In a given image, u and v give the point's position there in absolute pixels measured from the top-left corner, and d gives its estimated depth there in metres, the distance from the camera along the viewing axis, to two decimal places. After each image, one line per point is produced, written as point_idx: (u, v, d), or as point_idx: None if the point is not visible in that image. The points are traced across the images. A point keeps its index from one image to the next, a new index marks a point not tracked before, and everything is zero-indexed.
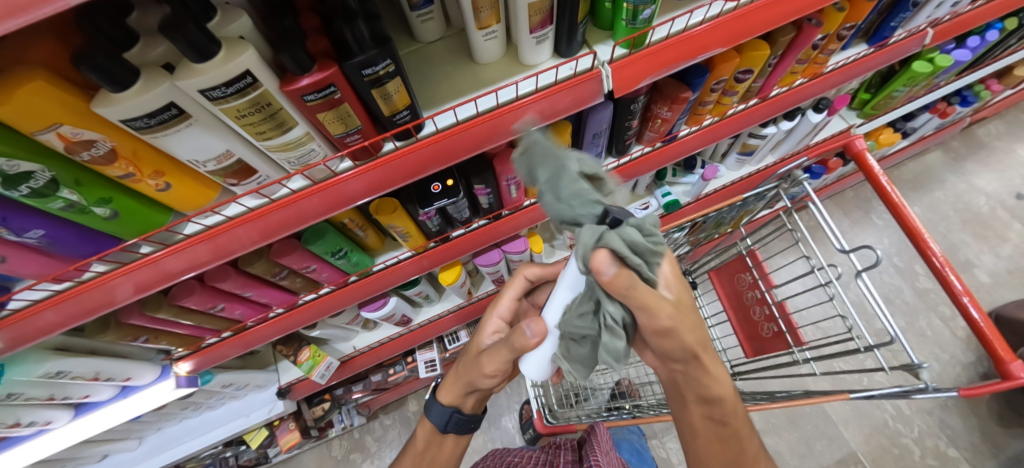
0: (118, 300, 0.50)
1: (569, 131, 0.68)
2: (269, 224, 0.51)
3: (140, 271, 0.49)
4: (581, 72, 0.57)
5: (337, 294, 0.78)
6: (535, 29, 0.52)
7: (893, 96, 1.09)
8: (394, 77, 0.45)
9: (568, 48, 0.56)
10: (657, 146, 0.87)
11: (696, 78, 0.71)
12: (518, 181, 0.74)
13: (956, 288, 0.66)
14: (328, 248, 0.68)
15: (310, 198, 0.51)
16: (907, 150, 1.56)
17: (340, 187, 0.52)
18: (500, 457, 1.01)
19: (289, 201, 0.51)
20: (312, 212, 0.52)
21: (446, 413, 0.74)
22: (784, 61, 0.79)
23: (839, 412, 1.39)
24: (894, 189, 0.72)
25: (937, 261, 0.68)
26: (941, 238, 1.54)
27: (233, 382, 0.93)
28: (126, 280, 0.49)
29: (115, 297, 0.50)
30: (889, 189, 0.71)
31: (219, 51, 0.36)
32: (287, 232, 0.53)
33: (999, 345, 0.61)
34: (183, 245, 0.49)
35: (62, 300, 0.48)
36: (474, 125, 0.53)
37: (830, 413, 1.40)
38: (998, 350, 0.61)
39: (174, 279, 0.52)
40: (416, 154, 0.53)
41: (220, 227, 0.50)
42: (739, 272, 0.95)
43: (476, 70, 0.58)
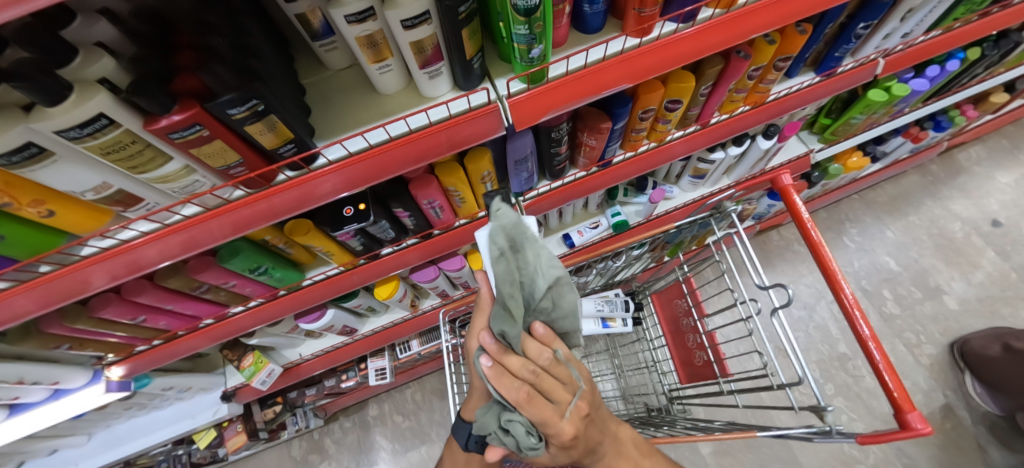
0: (93, 286, 0.54)
1: (484, 159, 0.70)
2: (241, 217, 0.54)
3: (111, 261, 0.52)
4: (478, 107, 0.57)
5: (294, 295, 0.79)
6: (425, 65, 0.52)
7: (852, 123, 1.07)
8: (266, 114, 0.46)
9: (466, 81, 0.56)
10: (594, 171, 0.87)
11: (618, 108, 0.71)
12: (440, 205, 0.75)
13: (863, 333, 0.64)
14: (246, 265, 0.69)
15: (271, 196, 0.53)
16: (882, 173, 1.54)
17: (299, 187, 0.54)
18: None
19: (260, 197, 0.53)
20: (271, 209, 0.55)
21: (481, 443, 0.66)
22: (718, 90, 0.79)
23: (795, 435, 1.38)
24: (815, 226, 0.71)
25: (848, 301, 0.67)
26: (910, 263, 1.53)
27: (174, 385, 0.96)
28: (99, 269, 0.53)
29: (90, 283, 0.53)
30: (809, 226, 0.70)
31: (71, 95, 0.37)
32: (259, 226, 0.55)
33: (900, 392, 0.60)
34: (158, 235, 0.52)
35: (34, 287, 0.51)
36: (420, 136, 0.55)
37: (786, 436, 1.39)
38: (899, 396, 0.59)
39: (145, 268, 0.55)
40: (390, 153, 0.54)
41: (194, 219, 0.53)
42: (677, 297, 0.95)
43: (377, 100, 0.59)
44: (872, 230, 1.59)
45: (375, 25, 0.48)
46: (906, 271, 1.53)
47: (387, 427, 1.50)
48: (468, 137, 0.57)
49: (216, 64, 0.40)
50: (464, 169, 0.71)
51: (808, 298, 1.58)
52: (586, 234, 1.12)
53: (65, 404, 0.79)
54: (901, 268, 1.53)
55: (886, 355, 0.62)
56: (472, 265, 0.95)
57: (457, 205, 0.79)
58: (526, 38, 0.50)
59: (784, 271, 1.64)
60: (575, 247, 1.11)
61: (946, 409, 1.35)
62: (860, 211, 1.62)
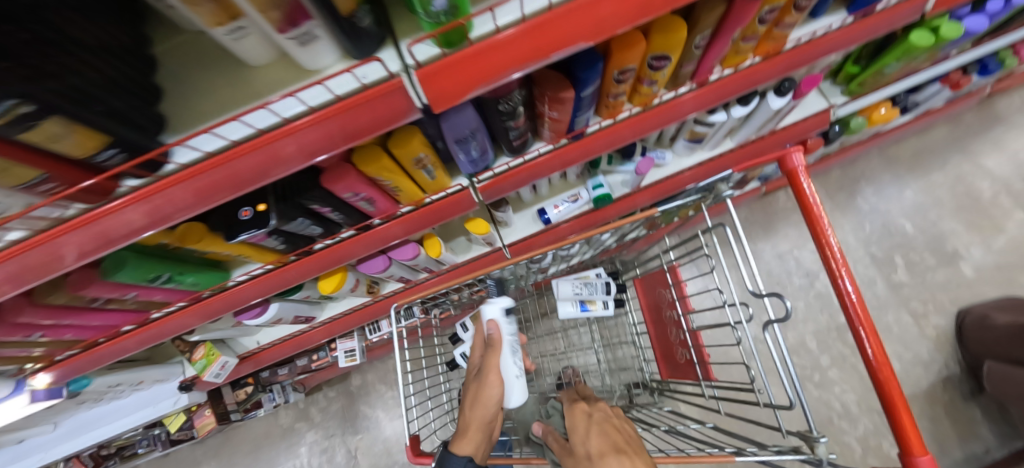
0: (63, 265, 0.44)
1: (410, 144, 0.56)
2: (211, 182, 0.42)
3: (76, 233, 0.42)
4: (375, 84, 0.42)
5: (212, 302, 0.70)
6: (285, 29, 0.36)
7: (884, 72, 0.88)
8: (47, 117, 0.32)
9: (356, 48, 0.40)
10: (563, 144, 0.73)
11: (583, 72, 0.55)
12: (369, 196, 0.62)
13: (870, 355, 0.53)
14: (142, 275, 0.59)
15: (121, 209, 0.42)
16: (911, 125, 1.34)
17: (159, 194, 0.42)
18: None
19: (231, 155, 0.41)
20: (126, 229, 0.43)
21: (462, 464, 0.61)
22: (718, 41, 0.61)
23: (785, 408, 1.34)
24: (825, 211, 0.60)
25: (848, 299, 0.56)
26: (928, 226, 1.39)
27: (123, 382, 0.91)
28: (67, 244, 0.43)
29: (59, 262, 0.44)
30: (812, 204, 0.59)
31: None
32: (234, 195, 0.44)
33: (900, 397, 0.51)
34: (120, 204, 0.41)
35: None
36: (305, 126, 0.41)
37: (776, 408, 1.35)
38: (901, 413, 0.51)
39: (117, 244, 0.44)
40: (422, 81, 0.41)
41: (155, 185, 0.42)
42: (660, 286, 0.85)
43: (246, 75, 0.43)
44: (889, 190, 1.43)
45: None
46: (921, 236, 1.39)
47: (371, 396, 1.50)
48: (375, 124, 0.43)
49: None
50: (390, 155, 0.57)
51: (812, 265, 1.48)
52: (563, 209, 0.98)
53: None
54: (917, 232, 1.39)
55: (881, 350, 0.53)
56: (431, 251, 0.85)
57: (394, 194, 0.66)
58: None
59: (788, 235, 1.51)
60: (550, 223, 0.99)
61: (943, 381, 1.29)
62: (878, 168, 1.44)
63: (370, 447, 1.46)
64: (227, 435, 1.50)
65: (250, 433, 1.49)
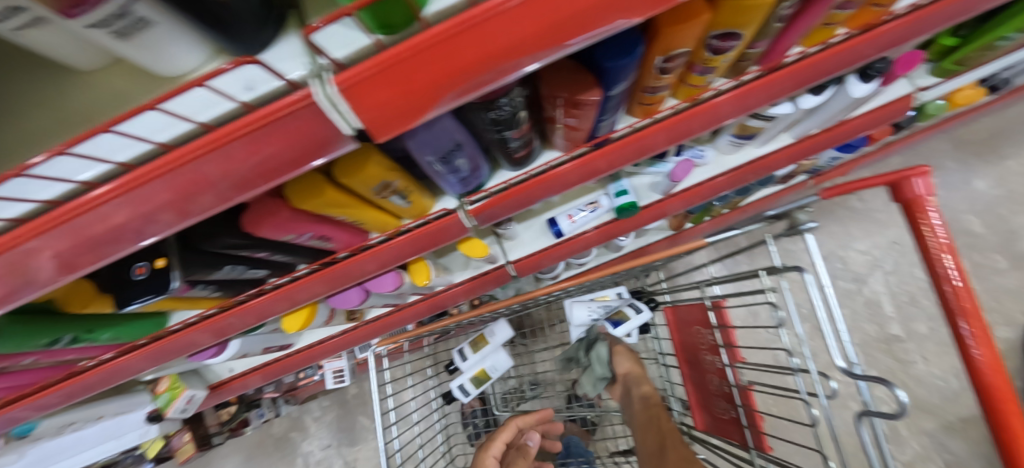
0: None
1: (365, 170, 0.39)
2: (77, 241, 0.27)
3: None
4: (275, 98, 0.25)
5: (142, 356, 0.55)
6: (74, 13, 0.20)
7: (996, 47, 0.66)
8: None
9: (227, 38, 0.23)
10: (583, 152, 0.55)
11: (610, 61, 0.37)
12: (321, 233, 0.46)
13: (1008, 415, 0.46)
14: (31, 343, 0.45)
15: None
16: (995, 104, 1.10)
17: (8, 257, 0.27)
18: None
19: (96, 201, 0.26)
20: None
21: None
22: (811, 10, 0.42)
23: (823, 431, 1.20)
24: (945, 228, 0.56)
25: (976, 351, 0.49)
26: (1001, 223, 1.18)
27: (79, 420, 0.81)
28: None
29: None
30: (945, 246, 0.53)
31: None
32: (126, 251, 0.29)
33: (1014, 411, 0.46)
34: None
35: None
36: (159, 174, 0.25)
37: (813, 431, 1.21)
38: (1014, 420, 0.45)
39: None
40: (391, 71, 0.24)
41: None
42: (698, 323, 0.68)
43: (72, 86, 0.27)
44: (955, 180, 1.21)
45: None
46: (993, 234, 1.18)
47: (368, 407, 1.40)
48: (288, 161, 0.27)
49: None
50: (338, 185, 0.41)
51: (861, 268, 1.28)
52: (578, 219, 0.81)
53: None
54: (986, 230, 1.19)
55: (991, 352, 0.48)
56: (416, 279, 0.70)
57: (358, 224, 0.50)
58: None
59: (833, 233, 1.31)
60: (563, 236, 0.82)
61: None
62: (943, 153, 1.22)
63: (369, 459, 1.37)
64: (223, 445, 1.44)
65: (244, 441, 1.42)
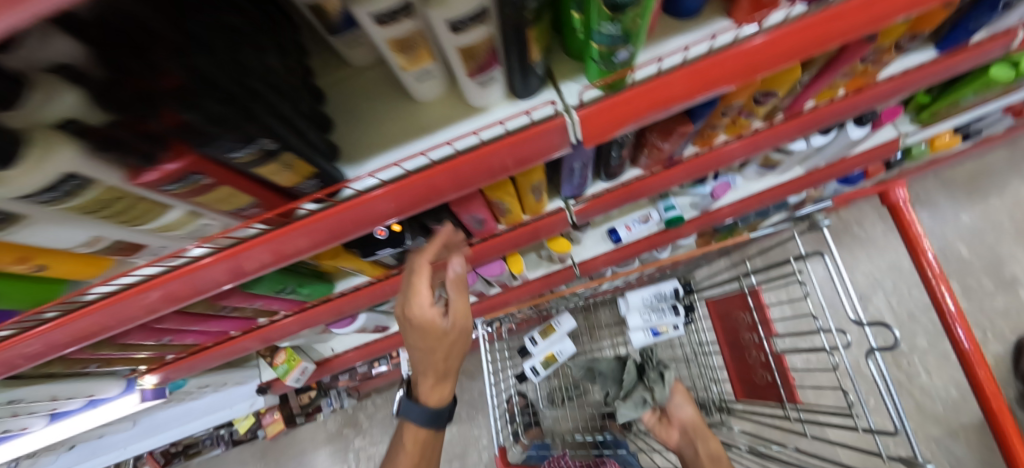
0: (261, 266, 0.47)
1: (535, 171, 0.58)
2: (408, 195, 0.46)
3: (281, 240, 0.45)
4: (540, 121, 0.45)
5: (323, 311, 0.73)
6: (476, 73, 0.41)
7: (959, 104, 0.91)
8: (283, 151, 0.36)
9: (524, 87, 0.44)
10: (656, 171, 0.75)
11: (701, 108, 0.56)
12: (482, 218, 0.65)
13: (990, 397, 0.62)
14: (272, 287, 0.62)
15: (292, 233, 0.45)
16: (969, 151, 1.34)
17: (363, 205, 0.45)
18: None
19: (433, 172, 0.45)
20: (290, 250, 0.47)
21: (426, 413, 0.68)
22: (820, 80, 0.64)
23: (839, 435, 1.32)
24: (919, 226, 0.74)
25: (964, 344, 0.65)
26: (985, 250, 1.39)
27: (210, 383, 0.95)
28: (265, 249, 0.45)
29: (252, 265, 0.47)
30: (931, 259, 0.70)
31: (27, 154, 0.28)
32: (426, 206, 0.48)
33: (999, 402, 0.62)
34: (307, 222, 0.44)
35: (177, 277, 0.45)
36: (474, 158, 0.45)
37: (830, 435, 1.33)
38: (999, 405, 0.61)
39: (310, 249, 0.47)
40: (608, 110, 0.45)
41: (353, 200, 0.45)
42: (738, 309, 0.86)
43: (413, 110, 0.47)
44: (945, 213, 1.42)
45: (412, 25, 0.35)
46: (980, 260, 1.39)
47: None
48: (533, 156, 0.47)
49: (196, 107, 0.29)
50: (511, 181, 0.61)
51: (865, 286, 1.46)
52: (633, 229, 1.00)
53: (103, 412, 0.78)
54: (973, 257, 1.39)
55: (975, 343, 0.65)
56: (513, 268, 0.88)
57: (501, 215, 0.69)
58: (613, 40, 0.37)
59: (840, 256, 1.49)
60: (620, 242, 1.01)
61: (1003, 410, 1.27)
62: (934, 190, 1.44)
63: None
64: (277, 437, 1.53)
65: (299, 436, 1.52)
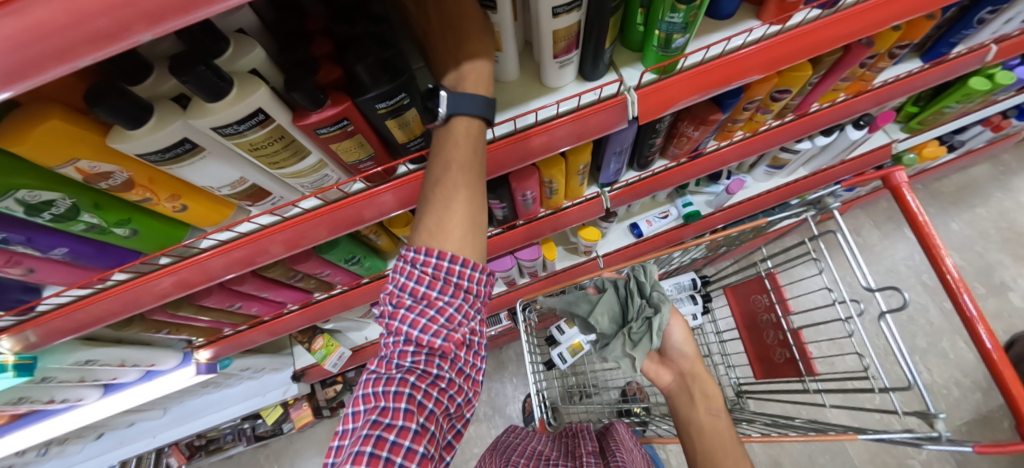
0: (307, 241, 0.53)
1: (586, 151, 0.66)
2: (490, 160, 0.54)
3: (333, 214, 0.51)
4: (606, 99, 0.54)
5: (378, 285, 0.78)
6: (560, 54, 0.49)
7: (944, 112, 1.02)
8: (411, 107, 0.43)
9: (593, 69, 0.52)
10: (681, 162, 0.84)
11: (730, 98, 0.65)
12: (533, 196, 0.72)
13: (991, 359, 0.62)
14: (343, 255, 0.68)
15: (388, 192, 0.51)
16: (953, 163, 1.47)
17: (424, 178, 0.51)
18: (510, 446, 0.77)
19: (514, 139, 0.53)
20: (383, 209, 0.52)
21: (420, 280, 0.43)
22: (827, 80, 0.74)
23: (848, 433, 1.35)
24: (925, 216, 0.69)
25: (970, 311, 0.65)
26: (975, 257, 1.47)
27: (250, 366, 0.97)
28: (319, 223, 0.51)
29: (303, 239, 0.52)
30: (926, 224, 0.68)
31: (231, 89, 0.35)
32: (502, 171, 0.56)
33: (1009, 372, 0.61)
34: (357, 198, 0.51)
35: (233, 247, 0.51)
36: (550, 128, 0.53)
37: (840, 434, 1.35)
38: (1005, 368, 0.60)
39: (359, 224, 0.54)
40: (662, 91, 0.53)
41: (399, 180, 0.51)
42: (756, 292, 0.93)
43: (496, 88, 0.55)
44: (936, 222, 1.52)
45: (496, 18, 0.44)
46: (969, 265, 1.46)
47: None
48: (597, 129, 0.55)
49: (360, 63, 0.37)
50: (564, 161, 0.68)
51: None
52: (654, 224, 1.08)
53: (156, 384, 0.81)
54: (965, 262, 1.47)
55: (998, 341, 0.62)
56: (547, 254, 0.94)
57: (547, 196, 0.76)
58: (674, 27, 0.46)
59: None
60: (642, 236, 1.09)
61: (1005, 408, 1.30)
62: (924, 201, 1.55)
63: None
64: (292, 439, 1.52)
65: (314, 439, 1.51)
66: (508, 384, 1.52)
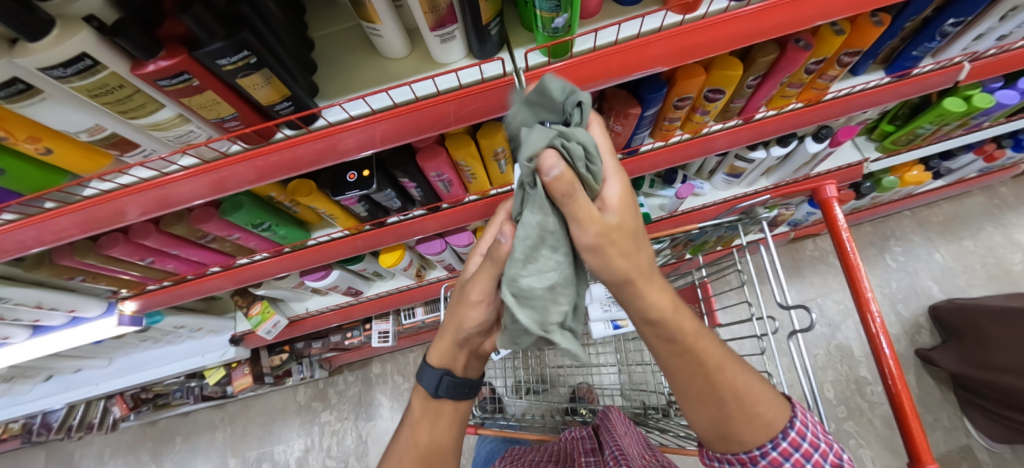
0: (227, 187, 0.53)
1: (496, 136, 0.65)
2: (393, 127, 0.52)
3: (243, 164, 0.51)
4: (491, 79, 0.52)
5: (301, 253, 0.79)
6: (436, 28, 0.48)
7: (918, 133, 0.97)
8: (260, 68, 0.43)
9: (480, 49, 0.51)
10: (617, 159, 0.81)
11: (650, 93, 0.64)
12: (449, 179, 0.71)
13: (900, 402, 0.57)
14: (249, 220, 0.68)
15: (354, 129, 0.51)
16: (942, 191, 1.40)
17: (329, 138, 0.51)
18: (517, 458, 0.97)
19: (393, 114, 0.51)
20: (348, 146, 0.52)
21: (435, 375, 0.59)
22: (768, 82, 0.71)
23: None
24: (854, 247, 0.65)
25: (885, 346, 0.60)
26: (957, 292, 1.38)
27: (186, 324, 1.00)
28: (236, 169, 0.51)
29: (225, 184, 0.53)
30: (847, 245, 0.64)
31: (53, 31, 0.35)
32: (392, 144, 0.53)
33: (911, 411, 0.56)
34: (256, 153, 0.51)
35: (139, 191, 0.52)
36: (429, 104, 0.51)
37: None
38: (906, 403, 0.56)
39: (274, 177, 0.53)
40: (553, 75, 0.51)
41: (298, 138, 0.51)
42: (690, 301, 0.90)
43: (385, 63, 0.55)
44: (919, 251, 1.45)
45: None
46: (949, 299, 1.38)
47: (388, 386, 1.54)
48: (482, 112, 0.53)
49: (186, 12, 0.36)
50: (476, 144, 0.67)
51: (835, 314, 1.43)
52: None
53: (82, 331, 0.83)
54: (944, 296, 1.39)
55: (910, 398, 0.57)
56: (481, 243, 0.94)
57: (468, 181, 0.75)
58: (550, 5, 0.44)
59: (813, 283, 1.49)
60: None
61: (965, 451, 1.24)
62: (910, 229, 1.48)
63: (380, 436, 1.47)
64: (247, 404, 1.55)
65: (267, 405, 1.54)
66: None
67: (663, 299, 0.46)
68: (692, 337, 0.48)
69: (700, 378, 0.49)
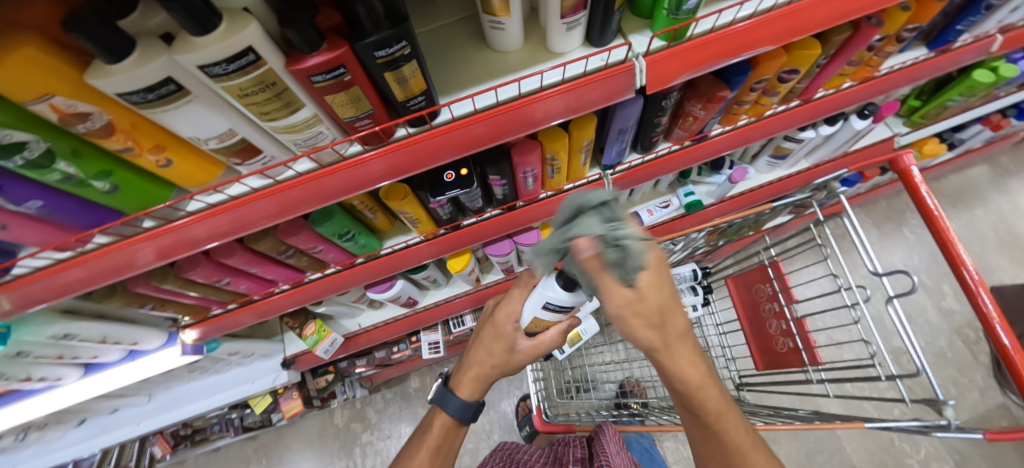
0: (256, 221, 0.51)
1: (591, 126, 0.64)
2: (426, 148, 0.50)
3: (264, 200, 0.49)
4: (613, 65, 0.52)
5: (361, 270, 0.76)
6: (567, 15, 0.47)
7: (947, 106, 1.02)
8: (411, 60, 0.41)
9: (601, 36, 0.51)
10: (685, 145, 0.82)
11: (736, 76, 0.65)
12: (535, 174, 0.70)
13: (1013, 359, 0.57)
14: (336, 229, 0.65)
15: (369, 161, 0.49)
16: (950, 164, 1.47)
17: (357, 166, 0.49)
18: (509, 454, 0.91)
19: (460, 125, 0.49)
20: (376, 174, 0.51)
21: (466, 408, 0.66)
22: (835, 61, 0.73)
23: (852, 441, 1.30)
24: (939, 210, 0.67)
25: (986, 305, 0.61)
26: (974, 259, 1.46)
27: (240, 351, 0.95)
28: (260, 205, 0.49)
29: (253, 219, 0.50)
30: (932, 206, 0.66)
31: (220, 24, 0.33)
32: (507, 137, 0.53)
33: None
34: (291, 185, 0.49)
35: (156, 234, 0.48)
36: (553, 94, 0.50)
37: (844, 439, 1.31)
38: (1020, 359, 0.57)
39: (313, 205, 0.51)
40: (671, 59, 0.52)
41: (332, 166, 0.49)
42: (757, 282, 0.91)
43: (499, 55, 0.54)
44: None
45: None
46: None
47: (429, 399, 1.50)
48: (592, 101, 0.53)
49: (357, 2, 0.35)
50: (567, 136, 0.66)
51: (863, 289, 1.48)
52: (655, 213, 1.07)
53: (140, 365, 0.78)
54: None
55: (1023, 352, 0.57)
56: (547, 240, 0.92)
57: (549, 176, 0.74)
58: None
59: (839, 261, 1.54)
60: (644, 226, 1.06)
61: (1002, 409, 1.29)
62: None
63: None
64: (281, 432, 1.47)
65: (302, 432, 1.47)
66: (504, 379, 1.53)
67: (696, 377, 0.50)
68: (718, 412, 0.51)
69: (713, 442, 0.53)
